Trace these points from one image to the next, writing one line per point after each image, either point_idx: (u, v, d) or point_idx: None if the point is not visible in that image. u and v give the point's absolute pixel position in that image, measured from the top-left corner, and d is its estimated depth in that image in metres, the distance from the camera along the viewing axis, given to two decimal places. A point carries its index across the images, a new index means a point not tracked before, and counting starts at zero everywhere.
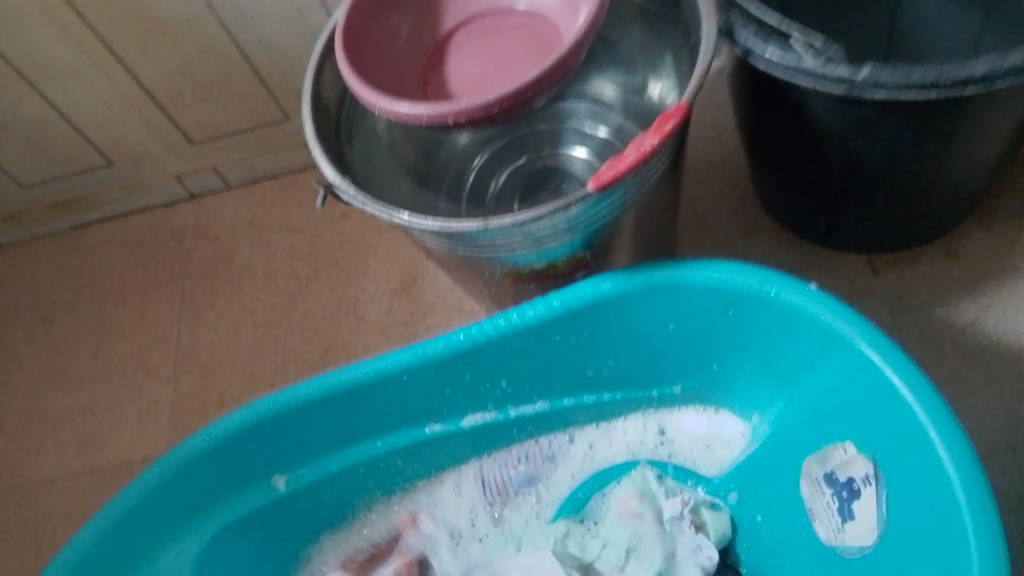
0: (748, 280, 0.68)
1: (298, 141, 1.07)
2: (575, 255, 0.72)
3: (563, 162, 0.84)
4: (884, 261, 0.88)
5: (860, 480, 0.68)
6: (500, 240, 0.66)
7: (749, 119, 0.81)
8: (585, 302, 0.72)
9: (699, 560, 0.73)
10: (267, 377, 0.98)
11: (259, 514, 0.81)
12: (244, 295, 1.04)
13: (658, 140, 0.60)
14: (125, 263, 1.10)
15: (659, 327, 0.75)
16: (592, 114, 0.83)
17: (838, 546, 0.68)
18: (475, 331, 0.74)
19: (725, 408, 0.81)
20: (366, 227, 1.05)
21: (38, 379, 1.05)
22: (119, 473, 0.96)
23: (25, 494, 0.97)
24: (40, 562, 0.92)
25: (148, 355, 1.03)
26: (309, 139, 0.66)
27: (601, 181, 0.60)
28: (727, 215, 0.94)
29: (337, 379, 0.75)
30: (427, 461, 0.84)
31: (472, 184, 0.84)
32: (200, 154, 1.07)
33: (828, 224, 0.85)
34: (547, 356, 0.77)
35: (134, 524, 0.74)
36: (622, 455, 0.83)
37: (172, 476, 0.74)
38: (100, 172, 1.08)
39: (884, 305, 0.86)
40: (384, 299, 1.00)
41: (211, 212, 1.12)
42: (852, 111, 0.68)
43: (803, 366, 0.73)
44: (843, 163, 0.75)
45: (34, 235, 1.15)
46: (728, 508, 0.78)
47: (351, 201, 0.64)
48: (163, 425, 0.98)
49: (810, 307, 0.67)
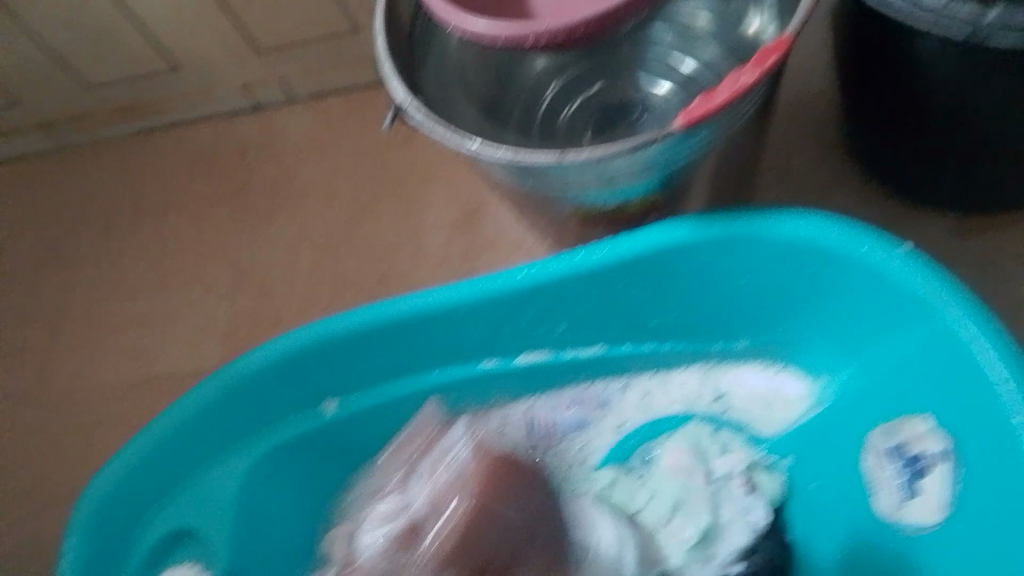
0: (836, 237, 0.64)
1: (366, 57, 1.04)
2: (650, 196, 0.68)
3: (642, 95, 0.79)
4: (979, 224, 0.82)
5: (928, 459, 0.64)
6: (574, 177, 0.62)
7: (848, 61, 0.75)
8: (658, 248, 0.68)
9: (747, 521, 0.70)
10: (321, 299, 0.97)
11: (310, 439, 0.80)
12: (303, 214, 1.02)
13: (755, 78, 0.55)
14: (187, 173, 1.09)
15: (731, 279, 0.71)
16: (680, 46, 0.78)
17: (898, 524, 0.65)
18: (538, 269, 0.71)
19: (792, 364, 0.77)
20: (430, 151, 1.02)
21: (97, 283, 1.05)
22: (172, 383, 0.96)
23: (81, 397, 0.98)
24: (91, 464, 0.93)
25: (205, 268, 1.03)
26: (380, 56, 0.63)
27: (689, 118, 0.55)
28: (812, 165, 0.88)
29: (391, 309, 0.73)
30: (479, 397, 0.82)
31: (544, 114, 0.79)
32: (268, 66, 1.05)
33: (921, 182, 0.79)
34: (612, 301, 0.73)
35: (181, 441, 0.73)
36: (675, 408, 0.79)
37: (221, 395, 0.73)
38: (166, 78, 1.06)
39: (974, 273, 0.80)
40: (444, 227, 0.97)
41: (275, 126, 1.09)
42: (968, 58, 0.62)
43: (886, 333, 0.68)
44: (950, 116, 0.69)
45: (99, 138, 1.14)
46: (785, 469, 0.74)
47: (419, 124, 0.61)
48: (216, 340, 0.98)
49: (903, 273, 0.62)
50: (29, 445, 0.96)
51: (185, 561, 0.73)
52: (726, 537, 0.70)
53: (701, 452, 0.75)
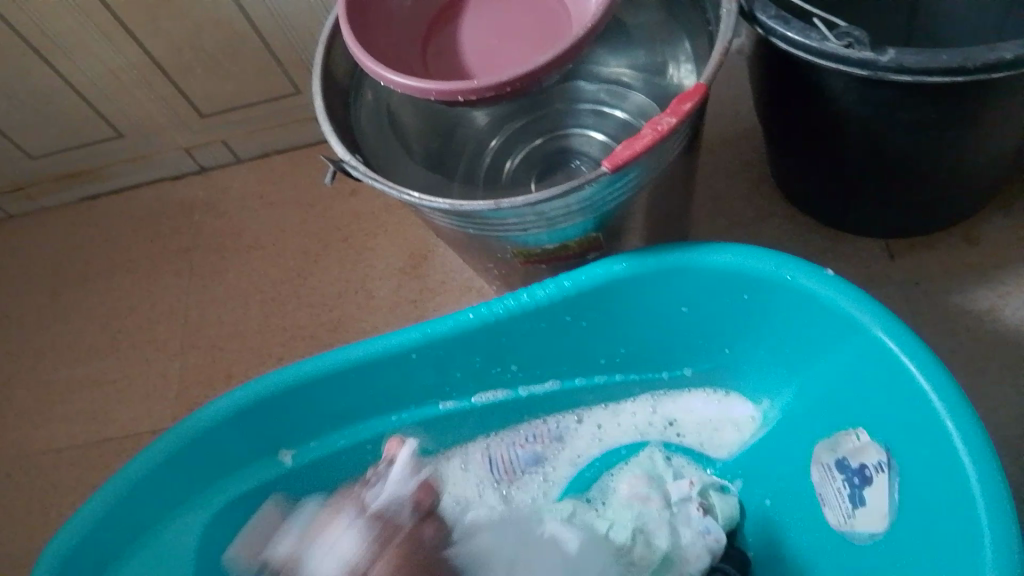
0: (762, 262, 0.67)
1: (308, 116, 1.06)
2: (587, 235, 0.71)
3: (579, 143, 0.83)
4: (901, 246, 0.87)
5: (873, 468, 0.66)
6: (513, 219, 0.65)
7: (766, 97, 0.80)
8: (597, 283, 0.71)
9: (707, 543, 0.71)
10: (274, 353, 0.98)
11: (267, 490, 0.80)
12: (252, 270, 1.04)
13: (675, 120, 0.59)
14: (135, 235, 1.10)
15: (669, 310, 0.74)
16: (610, 96, 0.81)
17: (847, 534, 0.67)
18: (484, 310, 0.73)
19: (736, 392, 0.79)
20: (375, 203, 1.05)
21: (47, 349, 1.05)
22: (127, 446, 0.96)
23: (35, 464, 0.97)
24: (47, 532, 0.93)
25: (156, 328, 1.03)
26: (320, 116, 0.65)
27: (616, 162, 0.59)
28: (742, 198, 0.92)
29: (343, 358, 0.75)
30: (435, 442, 0.83)
31: (488, 166, 0.83)
32: (210, 127, 1.07)
33: (843, 208, 0.84)
34: (556, 338, 0.76)
35: (139, 499, 0.73)
36: (629, 436, 0.81)
37: (176, 451, 0.74)
38: (109, 144, 1.07)
39: (898, 291, 0.85)
40: (392, 276, 0.99)
41: (220, 186, 1.11)
42: (871, 92, 0.67)
43: (813, 353, 0.72)
44: (861, 144, 0.74)
45: (42, 207, 1.15)
46: (735, 493, 0.76)
47: (361, 178, 0.64)
48: (170, 399, 0.98)
49: (825, 292, 0.65)
50: None
51: None
52: (690, 557, 0.70)
53: (656, 478, 0.77)
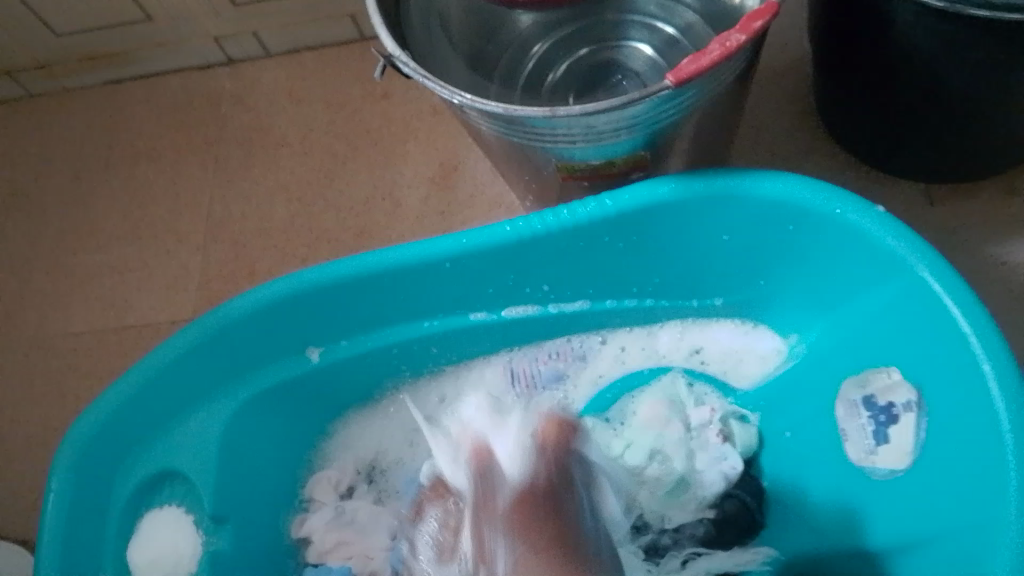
0: (813, 195, 0.66)
1: (342, 12, 1.03)
2: (635, 153, 0.70)
3: (625, 58, 0.80)
4: (942, 193, 0.86)
5: (900, 407, 0.66)
6: (562, 130, 0.64)
7: (826, 26, 0.77)
8: (640, 204, 0.70)
9: (722, 469, 0.72)
10: (298, 253, 0.97)
11: (290, 388, 0.81)
12: (278, 168, 1.02)
13: (745, 36, 0.57)
14: (159, 123, 1.08)
15: (710, 237, 0.73)
16: (662, 10, 0.79)
17: (871, 471, 0.67)
18: (521, 225, 0.73)
19: (764, 324, 0.79)
20: (407, 108, 1.03)
21: (67, 233, 1.04)
22: (148, 334, 0.97)
23: (56, 345, 0.98)
24: (66, 412, 0.94)
25: (179, 220, 1.02)
26: (370, 7, 0.62)
27: (679, 76, 0.57)
28: (784, 132, 0.91)
29: (378, 260, 0.74)
30: (459, 350, 0.83)
31: (530, 71, 0.80)
32: (242, 17, 1.04)
33: (888, 146, 0.83)
34: (592, 257, 0.76)
35: (165, 385, 0.74)
36: (651, 361, 0.81)
37: (204, 341, 0.74)
38: (137, 27, 1.04)
39: (936, 237, 0.84)
40: (422, 185, 0.98)
41: (248, 78, 1.09)
42: (941, 28, 0.65)
43: (851, 292, 0.71)
44: (919, 83, 0.72)
45: (65, 87, 1.12)
46: (755, 422, 0.76)
47: (411, 76, 0.62)
48: (192, 291, 0.98)
49: (874, 230, 0.65)
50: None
51: (169, 503, 0.74)
52: (704, 483, 0.72)
53: (677, 403, 0.77)
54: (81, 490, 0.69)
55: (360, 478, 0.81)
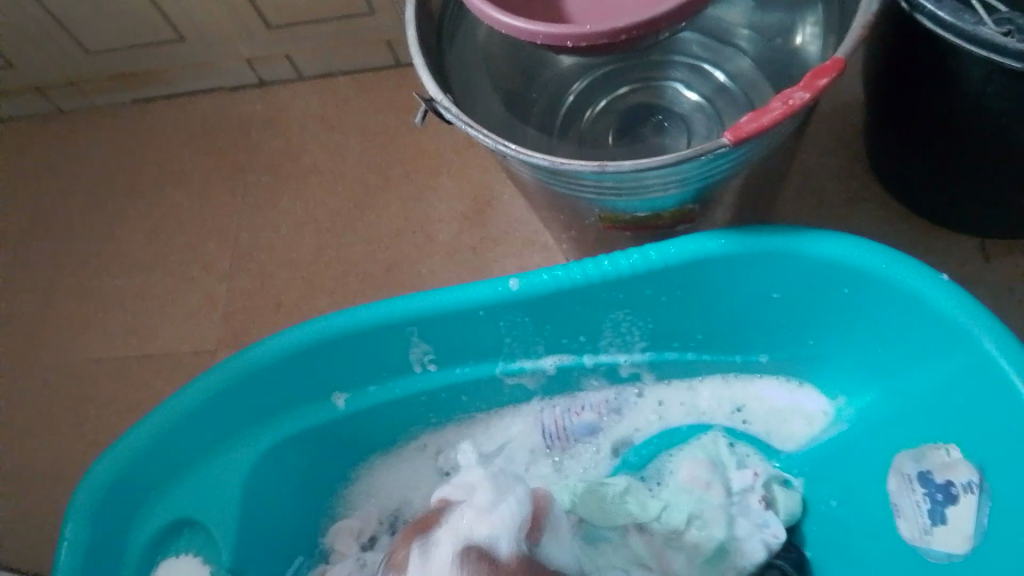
0: (871, 259, 0.63)
1: (378, 39, 1.01)
2: (683, 206, 0.66)
3: (669, 98, 0.77)
4: (998, 248, 0.82)
5: (960, 487, 0.62)
6: (609, 183, 0.61)
7: (881, 71, 0.74)
8: (687, 258, 0.67)
9: (765, 537, 0.70)
10: (324, 285, 0.95)
11: (316, 432, 0.78)
12: (307, 196, 1.00)
13: (809, 96, 0.53)
14: (187, 145, 1.06)
15: (759, 293, 0.70)
16: (710, 53, 0.76)
17: (926, 551, 0.63)
18: (561, 274, 0.70)
19: (810, 383, 0.76)
20: (440, 140, 1.00)
21: (90, 255, 1.02)
22: (168, 363, 0.94)
23: (74, 371, 0.95)
24: (82, 442, 0.91)
25: (205, 247, 1.00)
26: (412, 46, 0.59)
27: (739, 134, 0.54)
28: (832, 178, 0.87)
29: (411, 307, 0.71)
30: (491, 397, 0.81)
31: (568, 107, 0.77)
32: (276, 41, 1.01)
33: (942, 200, 0.79)
34: (633, 310, 0.73)
35: (188, 427, 0.71)
36: (691, 418, 0.78)
37: (230, 383, 0.71)
38: (169, 47, 1.02)
39: (991, 294, 0.80)
40: (453, 219, 0.95)
41: (280, 102, 1.06)
42: (1015, 85, 0.61)
43: (907, 358, 0.68)
44: (984, 139, 0.69)
45: (95, 105, 1.11)
46: (799, 488, 0.74)
47: (453, 122, 0.59)
48: (214, 320, 0.96)
49: (937, 298, 0.61)
50: (16, 418, 0.94)
51: (185, 551, 0.71)
52: (745, 551, 0.69)
53: (719, 464, 0.74)
54: (95, 537, 0.67)
55: (381, 527, 0.79)
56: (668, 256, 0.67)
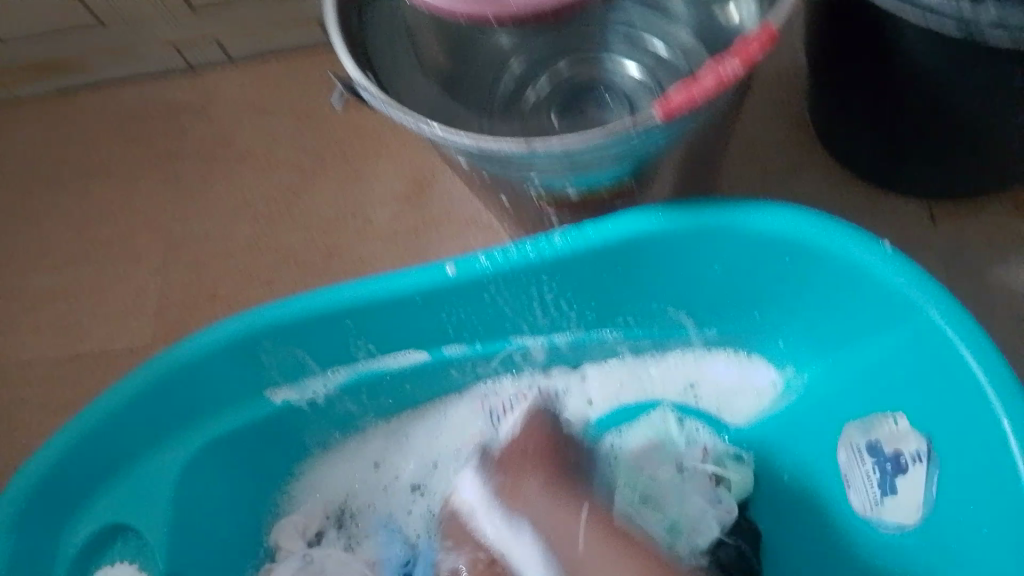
0: (813, 229, 0.62)
1: (307, 17, 0.97)
2: (620, 183, 0.64)
3: (611, 71, 0.75)
4: (944, 211, 0.81)
5: (909, 457, 0.62)
6: (543, 164, 0.58)
7: (819, 35, 0.72)
8: (626, 234, 0.65)
9: (718, 514, 0.68)
10: (262, 276, 0.91)
11: (255, 428, 0.75)
12: (241, 184, 0.96)
13: (739, 65, 0.51)
14: (114, 134, 1.01)
15: (703, 267, 0.68)
16: (648, 25, 0.73)
17: (877, 521, 0.64)
18: (498, 257, 0.67)
19: (759, 354, 0.75)
20: (376, 121, 0.97)
21: (16, 253, 0.97)
22: (102, 363, 0.90)
23: (3, 376, 0.91)
24: (16, 449, 0.87)
25: (138, 240, 0.96)
26: (330, 30, 0.57)
27: (669, 109, 0.52)
28: (775, 146, 0.86)
29: (345, 296, 0.69)
30: (436, 386, 0.79)
31: (509, 87, 0.75)
32: (201, 23, 0.97)
33: (885, 163, 0.78)
34: (574, 290, 0.71)
35: (118, 430, 0.68)
36: (641, 397, 0.77)
37: (159, 382, 0.68)
38: (90, 33, 0.98)
39: (936, 257, 0.80)
40: (392, 203, 0.93)
41: (210, 87, 1.02)
42: (951, 45, 0.60)
43: (856, 327, 0.67)
44: (923, 101, 0.68)
45: (13, 97, 1.06)
46: (751, 461, 0.72)
47: (374, 103, 0.56)
48: (150, 316, 0.92)
49: (880, 267, 0.60)
50: None
51: (120, 558, 0.68)
52: (699, 529, 0.68)
53: (667, 443, 0.74)
54: (20, 551, 0.63)
55: (328, 522, 0.76)
56: (609, 236, 0.65)
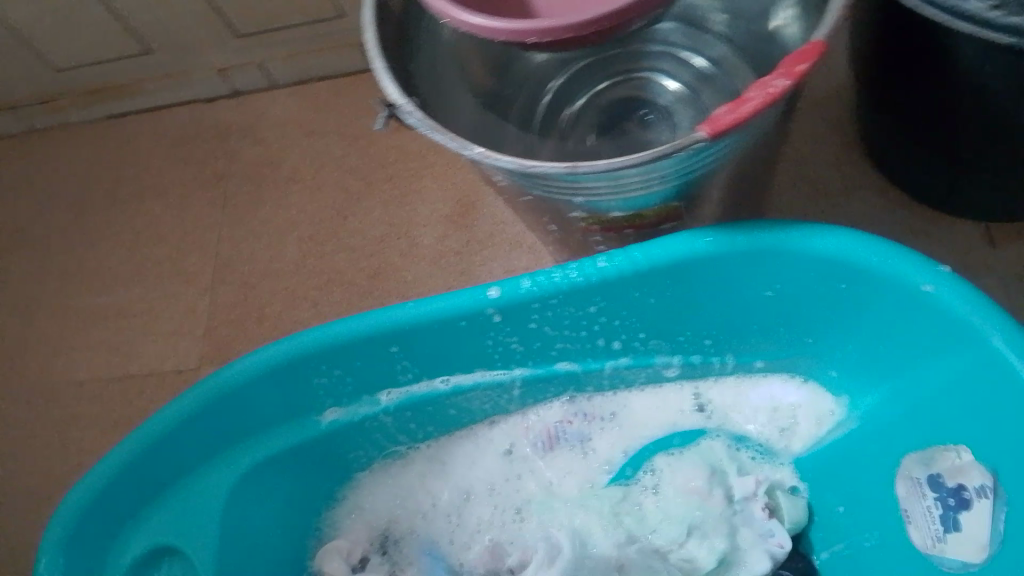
0: (869, 253, 0.60)
1: (353, 40, 0.98)
2: (665, 204, 0.63)
3: (651, 91, 0.73)
4: (1006, 232, 0.78)
5: (972, 491, 0.59)
6: (583, 185, 0.57)
7: (871, 53, 0.70)
8: (673, 258, 0.63)
9: (770, 547, 0.66)
10: (307, 297, 0.92)
11: (297, 452, 0.75)
12: (288, 206, 0.97)
13: (789, 83, 0.49)
14: (165, 158, 1.03)
15: (753, 291, 0.66)
16: (689, 40, 0.72)
17: (942, 562, 0.60)
18: (543, 281, 0.66)
19: (811, 381, 0.73)
20: (421, 142, 0.97)
21: (70, 275, 0.99)
22: (151, 383, 0.91)
23: (56, 396, 0.93)
24: (68, 468, 0.89)
25: (186, 262, 0.97)
26: (371, 48, 0.55)
27: (716, 127, 0.49)
28: (826, 165, 0.84)
29: (386, 320, 0.68)
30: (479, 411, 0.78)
31: (547, 108, 0.73)
32: (248, 48, 0.98)
33: (943, 183, 0.75)
34: (620, 314, 0.69)
35: (164, 452, 0.68)
36: (686, 424, 0.75)
37: (205, 405, 0.68)
38: (142, 59, 0.99)
39: (998, 279, 0.77)
40: (436, 224, 0.92)
41: (258, 111, 1.03)
42: (1014, 61, 0.57)
43: (914, 354, 0.65)
44: (980, 121, 0.65)
45: (69, 122, 1.08)
46: (805, 495, 0.70)
47: (415, 125, 0.55)
48: (196, 337, 0.93)
49: (941, 294, 0.58)
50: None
51: None
52: (747, 564, 0.66)
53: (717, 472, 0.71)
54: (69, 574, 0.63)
55: (372, 548, 0.75)
56: (654, 261, 0.64)
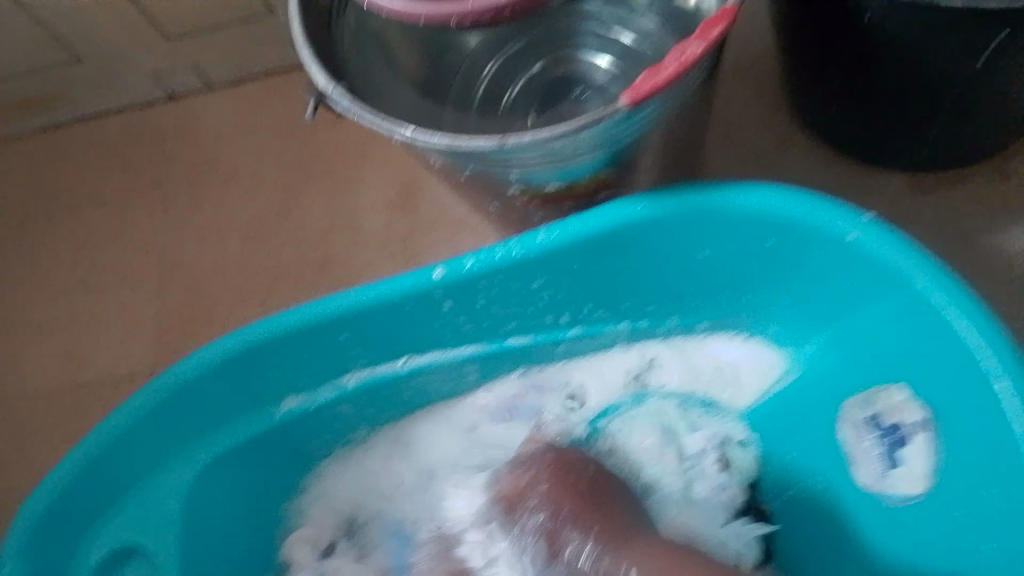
0: (796, 207, 0.62)
1: (283, 36, 0.98)
2: (599, 173, 0.64)
3: (583, 70, 0.75)
4: (928, 180, 0.82)
5: (908, 428, 0.63)
6: (517, 160, 0.58)
7: (791, 18, 0.72)
8: (612, 226, 0.65)
9: (723, 499, 0.70)
10: (258, 294, 0.92)
11: (257, 445, 0.76)
12: (231, 206, 0.97)
13: (702, 48, 0.51)
14: (102, 167, 1.02)
15: (691, 252, 0.68)
16: (615, 17, 0.73)
17: (886, 497, 0.64)
18: (487, 257, 0.67)
19: (756, 335, 0.75)
20: (359, 132, 0.97)
21: (13, 291, 0.98)
22: (106, 392, 0.91)
23: (8, 413, 0.92)
24: (27, 483, 0.88)
25: (132, 269, 0.97)
26: (299, 42, 0.58)
27: (636, 95, 0.52)
28: (756, 128, 0.86)
29: (336, 308, 0.69)
30: (436, 390, 0.79)
31: (483, 92, 0.75)
32: (178, 51, 0.98)
33: (867, 138, 0.78)
34: (565, 285, 0.71)
35: (124, 456, 0.68)
36: (638, 386, 0.77)
37: (161, 407, 0.68)
38: (70, 69, 0.98)
39: (923, 226, 0.80)
40: (380, 212, 0.93)
41: (192, 113, 1.03)
42: (921, 16, 0.60)
43: (847, 301, 0.67)
44: (896, 76, 0.68)
45: None
46: (754, 446, 0.73)
47: (346, 111, 0.57)
48: (148, 343, 0.93)
49: (867, 241, 0.61)
50: None
51: None
52: (704, 515, 0.70)
53: (671, 430, 0.74)
54: None
55: (338, 534, 0.77)
56: (594, 230, 0.65)
